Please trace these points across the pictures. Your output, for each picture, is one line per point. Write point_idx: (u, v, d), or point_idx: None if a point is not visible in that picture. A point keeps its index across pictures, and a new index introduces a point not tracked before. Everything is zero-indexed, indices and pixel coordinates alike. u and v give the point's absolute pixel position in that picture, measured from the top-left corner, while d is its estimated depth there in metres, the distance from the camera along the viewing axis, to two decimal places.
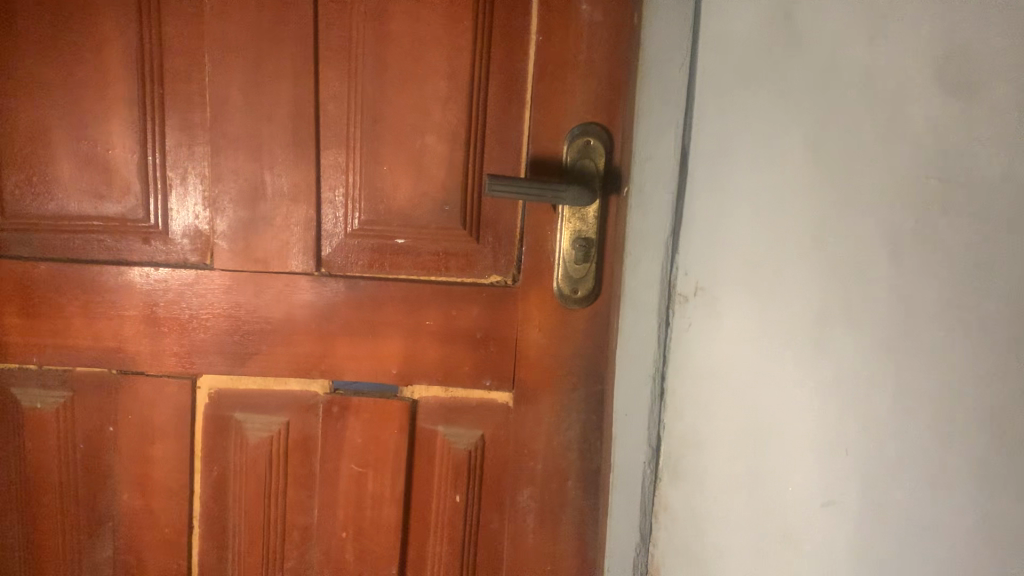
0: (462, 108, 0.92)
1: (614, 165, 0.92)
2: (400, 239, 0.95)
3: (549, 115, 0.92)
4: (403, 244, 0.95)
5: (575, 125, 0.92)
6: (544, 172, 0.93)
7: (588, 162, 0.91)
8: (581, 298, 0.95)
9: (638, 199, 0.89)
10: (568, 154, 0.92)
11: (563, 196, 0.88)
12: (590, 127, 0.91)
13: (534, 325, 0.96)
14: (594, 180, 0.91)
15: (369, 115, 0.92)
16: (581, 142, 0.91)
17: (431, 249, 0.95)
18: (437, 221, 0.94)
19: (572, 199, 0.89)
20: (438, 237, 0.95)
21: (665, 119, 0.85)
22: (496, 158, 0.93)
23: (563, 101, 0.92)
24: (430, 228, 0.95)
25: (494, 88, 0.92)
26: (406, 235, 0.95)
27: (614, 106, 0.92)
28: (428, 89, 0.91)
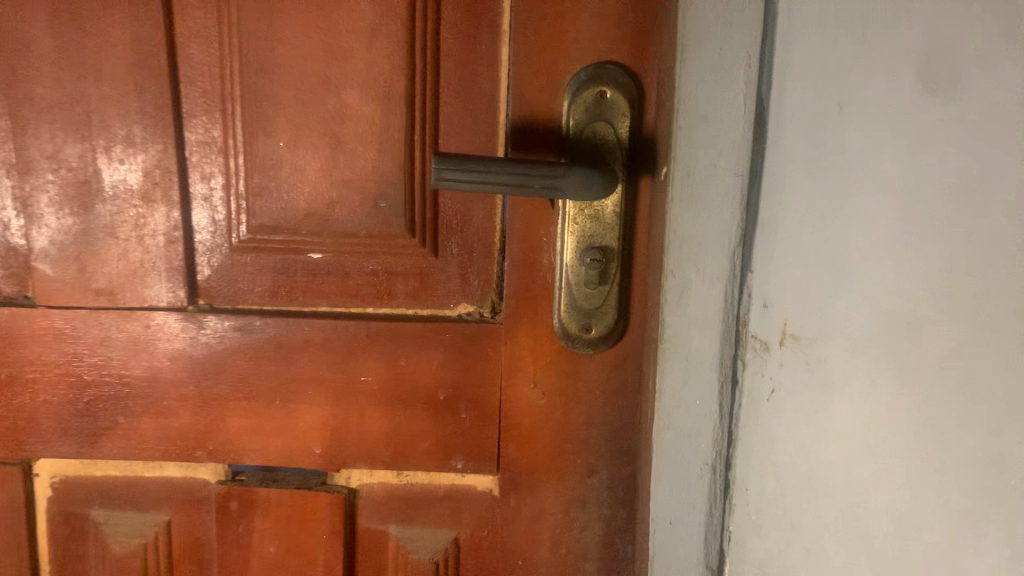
0: (398, 45, 0.58)
1: (646, 130, 0.58)
2: (316, 253, 0.62)
3: (537, 53, 0.58)
4: (322, 262, 0.62)
5: (580, 67, 0.58)
6: (537, 145, 0.59)
7: (601, 125, 0.57)
8: (597, 338, 0.61)
9: (689, 186, 0.55)
10: (571, 114, 0.58)
11: (562, 186, 0.54)
12: (604, 69, 0.57)
13: (526, 379, 0.63)
14: (613, 152, 0.57)
15: (250, 60, 0.58)
16: (591, 95, 0.57)
17: (364, 268, 0.62)
18: (371, 224, 0.61)
19: (577, 189, 0.54)
20: (374, 250, 0.62)
21: (730, 54, 0.52)
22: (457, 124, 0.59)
23: (559, 29, 0.57)
24: (360, 235, 0.61)
25: (449, 11, 0.57)
26: (325, 247, 0.61)
27: (642, 36, 0.57)
28: (344, 17, 0.57)
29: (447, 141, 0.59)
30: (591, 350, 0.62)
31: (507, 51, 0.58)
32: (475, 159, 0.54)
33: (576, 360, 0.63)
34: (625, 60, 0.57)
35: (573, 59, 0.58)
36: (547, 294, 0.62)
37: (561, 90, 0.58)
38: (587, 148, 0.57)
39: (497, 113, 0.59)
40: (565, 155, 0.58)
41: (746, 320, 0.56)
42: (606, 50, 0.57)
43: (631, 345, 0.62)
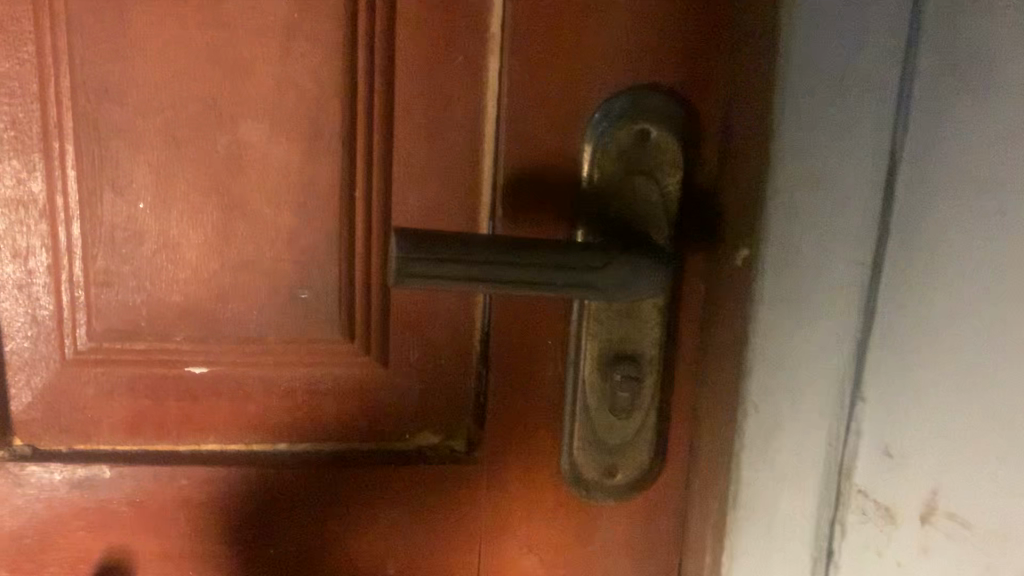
0: (328, 56, 0.37)
1: (704, 188, 0.39)
2: (199, 367, 0.40)
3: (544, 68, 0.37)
4: (209, 380, 0.40)
5: (610, 92, 0.38)
6: (540, 205, 0.39)
7: (641, 181, 0.38)
8: (623, 485, 0.42)
9: (784, 280, 0.37)
10: (597, 164, 0.38)
11: (606, 284, 0.36)
12: (648, 98, 0.38)
13: (517, 542, 0.43)
14: (659, 222, 0.38)
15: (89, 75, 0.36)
16: (629, 134, 0.38)
17: (273, 389, 0.41)
18: (286, 326, 0.40)
19: (623, 287, 0.36)
20: (288, 362, 0.41)
21: (854, 85, 0.34)
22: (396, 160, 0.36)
23: (579, 31, 0.37)
24: (269, 341, 0.40)
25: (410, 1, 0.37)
26: (214, 359, 0.40)
27: (706, 46, 0.37)
28: (243, 6, 0.36)
29: (404, 200, 0.39)
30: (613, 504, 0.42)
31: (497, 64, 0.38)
32: (449, 241, 0.34)
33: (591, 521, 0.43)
34: (679, 82, 0.38)
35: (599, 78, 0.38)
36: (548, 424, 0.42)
37: (579, 125, 0.38)
38: (620, 215, 0.38)
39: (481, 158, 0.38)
40: (584, 224, 0.39)
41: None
42: (651, 65, 0.38)
43: (671, 496, 0.43)
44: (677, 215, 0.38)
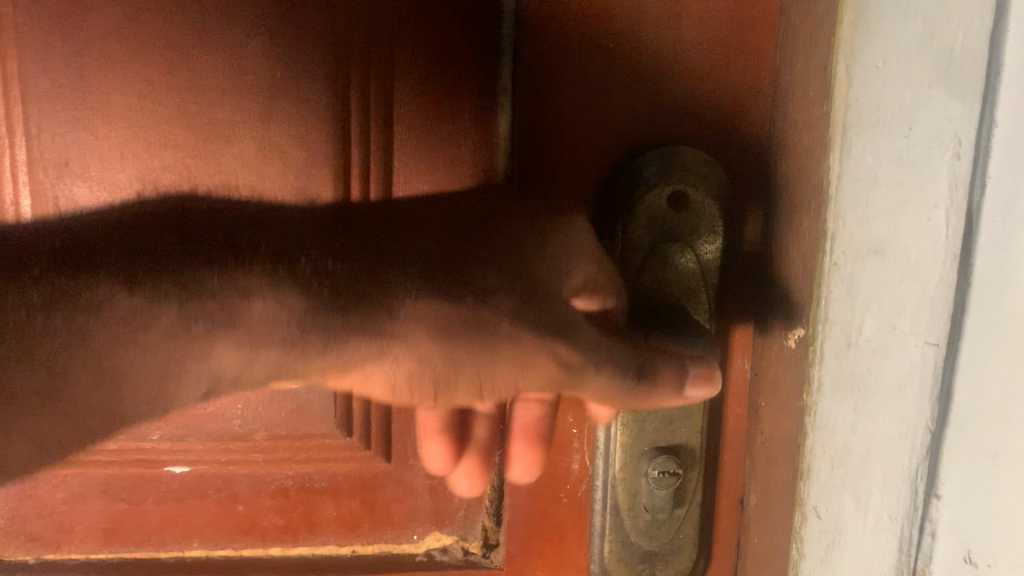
0: (317, 121, 0.33)
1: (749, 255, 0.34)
2: (179, 466, 0.36)
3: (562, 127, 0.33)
4: (190, 480, 0.36)
5: (637, 150, 0.33)
6: None
7: (677, 249, 0.33)
8: None
9: (847, 363, 0.31)
10: (624, 229, 0.33)
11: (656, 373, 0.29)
12: (680, 156, 0.33)
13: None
14: (696, 298, 0.33)
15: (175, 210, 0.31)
16: (665, 197, 0.33)
17: (265, 489, 0.36)
18: (275, 420, 0.35)
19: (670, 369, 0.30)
20: (281, 458, 0.36)
21: (924, 137, 0.29)
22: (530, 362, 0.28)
23: (602, 85, 0.33)
24: (257, 437, 0.36)
25: (407, 56, 0.32)
26: (195, 458, 0.36)
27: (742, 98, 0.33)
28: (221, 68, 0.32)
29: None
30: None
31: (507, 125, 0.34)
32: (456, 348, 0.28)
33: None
34: (711, 139, 0.33)
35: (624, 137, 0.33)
36: (573, 523, 0.37)
37: (600, 188, 0.33)
38: (653, 290, 0.33)
39: None
40: None
41: (925, 572, 0.34)
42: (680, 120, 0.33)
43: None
44: (714, 290, 0.33)
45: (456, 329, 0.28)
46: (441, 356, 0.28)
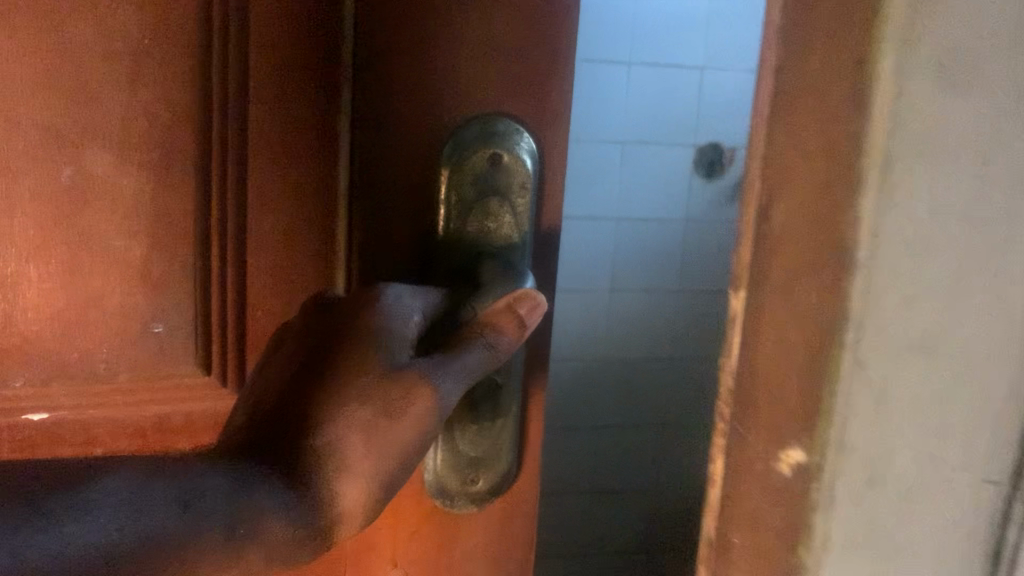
0: (181, 85, 0.34)
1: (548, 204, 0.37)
2: (37, 414, 0.37)
3: (396, 95, 0.35)
4: (50, 425, 0.38)
5: (457, 122, 0.35)
6: (386, 226, 0.36)
7: (497, 201, 0.36)
8: (483, 491, 0.39)
9: (861, 432, 0.23)
10: (456, 190, 0.36)
11: (501, 326, 0.33)
12: (495, 126, 0.35)
13: (382, 559, 0.41)
14: (512, 246, 0.36)
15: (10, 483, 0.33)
16: (481, 157, 0.35)
17: (123, 424, 0.38)
18: (138, 360, 0.37)
19: (501, 311, 0.33)
20: (137, 393, 0.38)
21: (972, 133, 0.22)
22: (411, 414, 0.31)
23: (429, 52, 0.35)
24: (120, 379, 0.37)
25: (260, 24, 0.34)
26: (56, 403, 0.37)
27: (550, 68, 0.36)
28: (88, 32, 0.33)
29: (259, 222, 0.37)
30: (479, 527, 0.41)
31: (347, 88, 0.36)
32: (360, 396, 0.31)
33: (457, 549, 0.41)
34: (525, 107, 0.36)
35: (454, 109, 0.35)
36: None
37: (430, 151, 0.36)
38: (470, 238, 0.36)
39: (340, 179, 0.37)
40: (437, 246, 0.36)
41: None
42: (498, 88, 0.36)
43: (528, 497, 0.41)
44: (526, 238, 0.37)
45: (357, 435, 0.31)
46: (371, 448, 0.31)
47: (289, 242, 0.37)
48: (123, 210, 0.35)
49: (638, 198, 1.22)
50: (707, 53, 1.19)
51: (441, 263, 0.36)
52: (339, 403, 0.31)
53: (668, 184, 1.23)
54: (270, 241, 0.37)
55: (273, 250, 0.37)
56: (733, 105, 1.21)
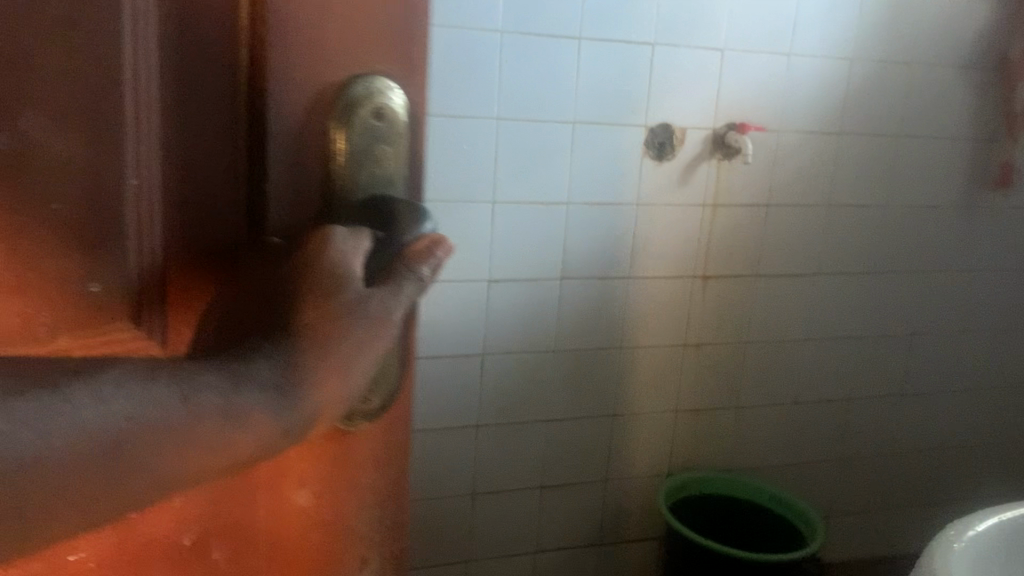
0: (110, 40, 0.34)
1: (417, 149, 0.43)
2: None
3: (292, 49, 0.38)
4: None
5: (346, 80, 0.39)
6: (294, 176, 0.40)
7: (386, 148, 0.40)
8: (377, 407, 0.43)
9: None
10: (355, 141, 0.40)
11: (422, 259, 0.39)
12: (376, 82, 0.40)
13: (290, 483, 0.42)
14: (395, 185, 0.41)
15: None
16: (370, 112, 0.40)
17: None
18: (75, 319, 0.36)
19: (423, 250, 0.39)
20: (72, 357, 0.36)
21: None
22: (374, 327, 0.39)
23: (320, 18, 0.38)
24: (57, 342, 0.35)
25: None
26: None
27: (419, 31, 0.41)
28: None
29: (179, 175, 0.37)
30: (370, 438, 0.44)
31: (245, 44, 0.37)
32: (341, 307, 0.38)
33: (352, 457, 0.44)
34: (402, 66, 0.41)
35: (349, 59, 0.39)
36: None
37: (326, 105, 0.39)
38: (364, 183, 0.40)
39: (243, 134, 0.38)
40: (338, 195, 0.40)
41: None
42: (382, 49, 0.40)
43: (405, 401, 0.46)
44: (404, 176, 0.42)
45: (341, 337, 0.38)
46: (353, 348, 0.38)
47: (204, 194, 0.38)
48: (64, 169, 0.34)
49: (585, 177, 1.41)
50: (651, 32, 1.37)
51: (345, 206, 0.40)
52: (322, 311, 0.38)
53: (613, 161, 1.41)
54: (188, 193, 0.38)
55: (192, 202, 0.38)
56: (678, 85, 1.41)
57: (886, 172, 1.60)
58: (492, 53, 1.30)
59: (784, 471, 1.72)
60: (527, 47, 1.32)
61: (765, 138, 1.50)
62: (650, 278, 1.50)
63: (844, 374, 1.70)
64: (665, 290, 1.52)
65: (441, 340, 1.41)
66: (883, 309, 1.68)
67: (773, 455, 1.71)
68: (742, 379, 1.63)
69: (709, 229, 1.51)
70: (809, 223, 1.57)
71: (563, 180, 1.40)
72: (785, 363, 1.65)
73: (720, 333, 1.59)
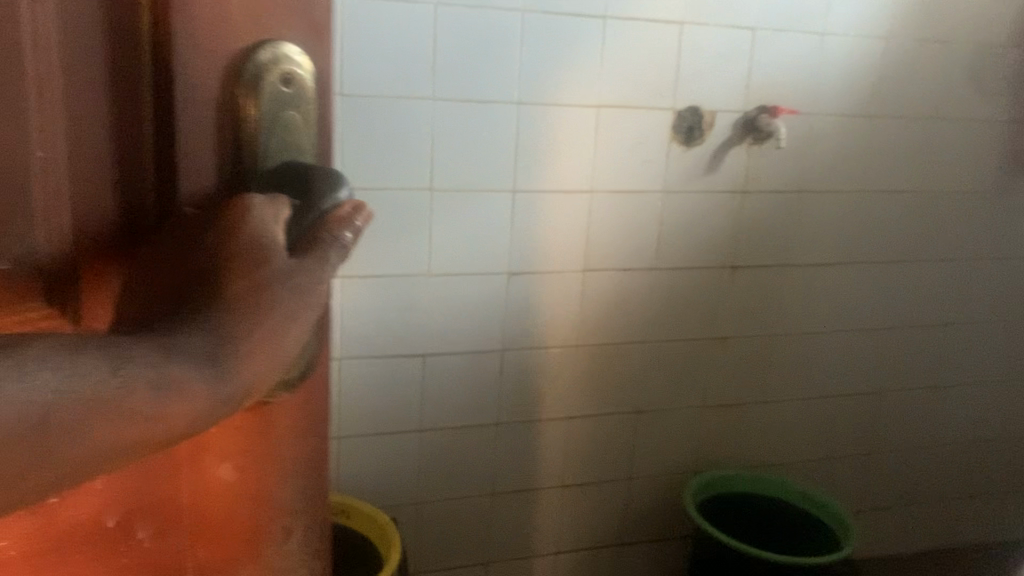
0: None
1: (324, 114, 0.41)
2: None
3: (225, 2, 0.36)
4: None
5: (253, 43, 0.37)
6: (204, 145, 0.37)
7: (298, 115, 0.39)
8: (297, 378, 0.42)
9: None
10: (266, 107, 0.38)
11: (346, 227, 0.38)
12: (284, 47, 0.38)
13: (212, 457, 0.42)
14: (306, 152, 0.40)
15: None
16: (279, 80, 0.38)
17: None
18: None
19: (346, 217, 0.38)
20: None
21: None
22: (301, 295, 0.37)
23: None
24: None
25: None
26: None
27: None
28: None
29: (86, 139, 0.34)
30: (289, 408, 0.44)
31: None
32: (271, 280, 0.36)
33: (275, 428, 0.44)
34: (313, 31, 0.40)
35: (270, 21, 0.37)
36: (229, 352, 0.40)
37: (236, 69, 0.37)
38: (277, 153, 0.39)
39: (145, 92, 0.36)
40: (252, 165, 0.38)
41: None
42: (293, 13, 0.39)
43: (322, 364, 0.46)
44: (314, 142, 0.40)
45: (274, 310, 0.36)
46: (288, 320, 0.37)
47: (113, 160, 0.35)
48: None
49: (611, 163, 1.36)
50: (681, 12, 1.33)
51: (258, 175, 0.38)
52: (253, 285, 0.36)
53: (639, 146, 1.37)
54: (97, 160, 0.34)
55: (101, 170, 0.35)
56: (708, 67, 1.37)
57: (921, 155, 1.54)
58: (514, 33, 1.26)
59: (813, 466, 1.68)
60: (551, 28, 1.27)
61: (799, 121, 1.45)
62: (680, 268, 1.46)
63: (876, 366, 1.65)
64: (692, 280, 1.47)
65: (450, 330, 1.37)
66: (914, 297, 1.63)
67: (800, 449, 1.66)
68: (771, 371, 1.59)
69: (740, 218, 1.47)
70: (843, 209, 1.52)
71: (588, 165, 1.35)
72: (815, 354, 1.60)
73: (750, 325, 1.54)
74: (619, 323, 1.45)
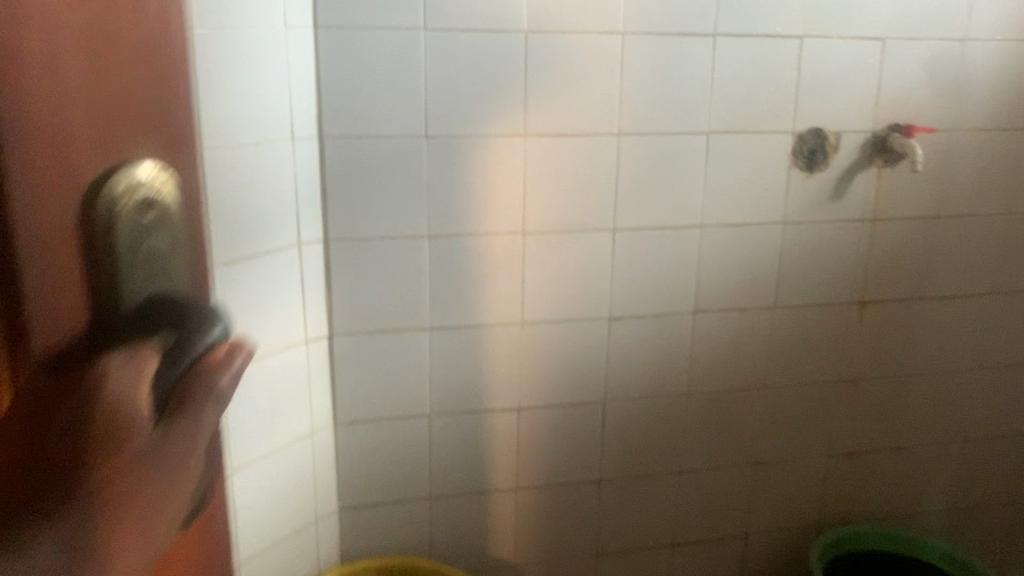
0: None
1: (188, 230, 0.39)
2: None
3: (89, 158, 0.33)
4: None
5: (104, 166, 0.34)
6: (59, 285, 0.33)
7: (159, 241, 0.37)
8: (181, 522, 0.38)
9: None
10: (129, 240, 0.35)
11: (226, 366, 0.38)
12: (145, 168, 0.36)
13: None
14: (172, 277, 0.38)
15: None
16: (141, 204, 0.36)
17: None
18: None
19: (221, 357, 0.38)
20: None
21: None
22: (178, 451, 0.35)
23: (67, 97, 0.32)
24: None
25: None
26: None
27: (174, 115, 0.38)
28: None
29: None
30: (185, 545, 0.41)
31: None
32: (148, 443, 0.34)
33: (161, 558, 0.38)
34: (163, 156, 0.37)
35: (132, 159, 0.35)
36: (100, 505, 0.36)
37: (88, 195, 0.34)
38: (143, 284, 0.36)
39: None
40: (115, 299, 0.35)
41: None
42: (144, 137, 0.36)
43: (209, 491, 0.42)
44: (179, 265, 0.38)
45: (152, 475, 0.34)
46: (165, 482, 0.35)
47: None
48: None
49: (723, 195, 1.26)
50: (800, 27, 1.21)
51: (121, 316, 0.35)
52: (125, 452, 0.33)
53: (756, 175, 1.26)
54: None
55: None
56: (832, 85, 1.25)
57: None
58: (614, 61, 1.16)
59: (946, 519, 1.54)
60: (656, 52, 1.17)
61: (934, 141, 1.31)
62: (799, 308, 1.35)
63: (1012, 409, 1.50)
64: (815, 320, 1.36)
65: (531, 386, 1.27)
66: None
67: (930, 498, 1.52)
68: (902, 416, 1.46)
69: (868, 248, 1.34)
70: (976, 238, 1.38)
71: (696, 198, 1.25)
72: (945, 397, 1.46)
73: (882, 367, 1.42)
74: (729, 369, 1.35)
